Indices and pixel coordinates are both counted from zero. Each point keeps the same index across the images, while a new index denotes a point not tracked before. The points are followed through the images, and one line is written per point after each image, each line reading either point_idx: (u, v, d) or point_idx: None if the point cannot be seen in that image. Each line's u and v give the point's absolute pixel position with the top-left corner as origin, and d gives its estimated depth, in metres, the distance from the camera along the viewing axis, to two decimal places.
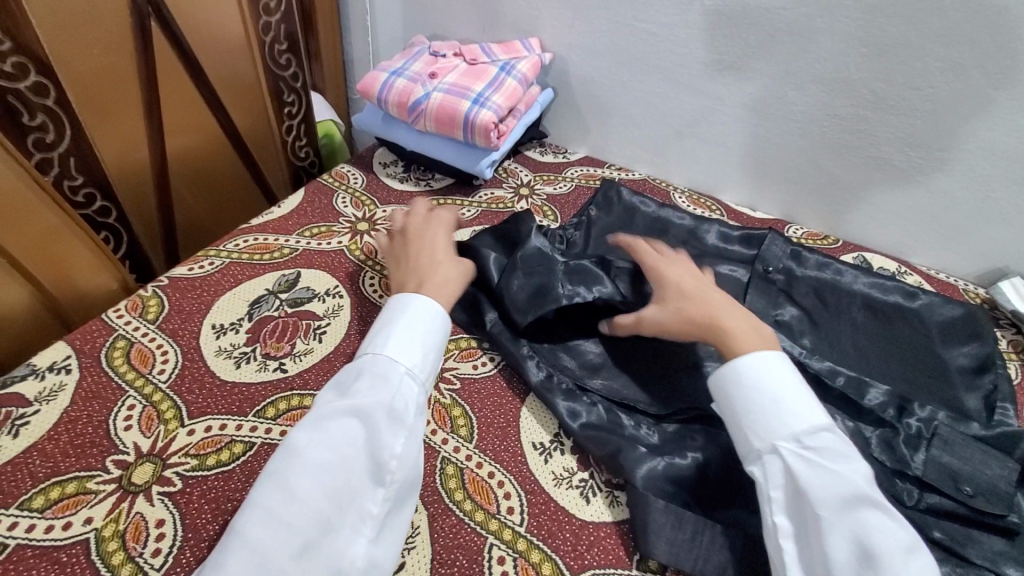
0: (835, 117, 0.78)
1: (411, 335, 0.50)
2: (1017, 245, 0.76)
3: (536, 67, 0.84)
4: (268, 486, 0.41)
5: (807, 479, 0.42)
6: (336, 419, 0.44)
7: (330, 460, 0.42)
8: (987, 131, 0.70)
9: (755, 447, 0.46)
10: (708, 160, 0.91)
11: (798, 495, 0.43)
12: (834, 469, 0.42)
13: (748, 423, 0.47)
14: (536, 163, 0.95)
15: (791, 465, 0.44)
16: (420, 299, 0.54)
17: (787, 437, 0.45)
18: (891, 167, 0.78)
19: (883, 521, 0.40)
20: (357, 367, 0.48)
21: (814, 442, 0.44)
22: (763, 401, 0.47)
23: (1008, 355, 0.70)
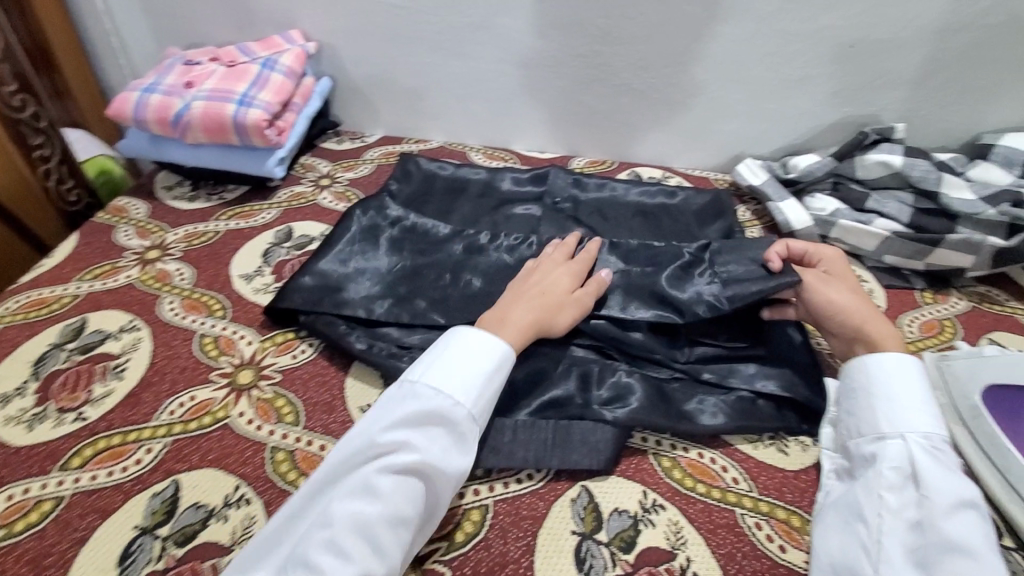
0: (579, 56, 0.88)
1: (498, 369, 0.51)
2: (742, 133, 0.93)
3: (300, 58, 0.85)
4: (317, 550, 0.42)
5: (931, 476, 0.45)
6: (400, 473, 0.45)
7: (390, 517, 0.43)
8: (691, 45, 0.84)
9: (883, 428, 0.49)
10: (493, 117, 0.99)
11: (915, 486, 0.45)
12: (953, 472, 0.46)
13: (880, 407, 0.50)
14: (334, 153, 0.96)
15: (916, 454, 0.47)
16: (482, 334, 0.52)
17: (919, 432, 0.48)
18: (635, 90, 0.91)
19: (979, 526, 0.44)
20: (422, 404, 0.48)
21: (942, 447, 0.48)
22: (898, 394, 0.50)
23: (751, 223, 0.84)
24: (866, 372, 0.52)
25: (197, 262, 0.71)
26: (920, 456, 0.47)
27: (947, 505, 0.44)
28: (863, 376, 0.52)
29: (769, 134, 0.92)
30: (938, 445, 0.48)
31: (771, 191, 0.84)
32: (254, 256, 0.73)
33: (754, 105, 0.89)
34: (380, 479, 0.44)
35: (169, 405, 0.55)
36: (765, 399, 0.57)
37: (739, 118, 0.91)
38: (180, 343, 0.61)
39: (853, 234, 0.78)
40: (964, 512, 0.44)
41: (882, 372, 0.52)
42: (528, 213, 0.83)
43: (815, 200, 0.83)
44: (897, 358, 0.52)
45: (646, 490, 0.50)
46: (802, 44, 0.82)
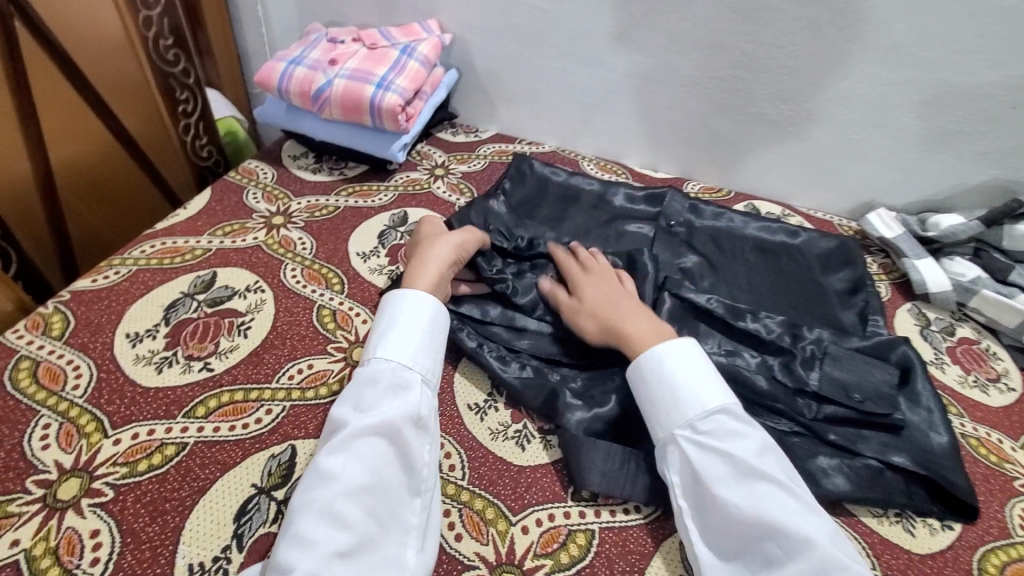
0: (716, 79, 0.85)
1: (431, 321, 0.54)
2: (876, 181, 0.87)
3: (437, 48, 0.86)
4: (312, 523, 0.42)
5: (707, 464, 0.46)
6: (365, 437, 0.45)
7: (360, 480, 0.44)
8: (841, 82, 0.80)
9: (659, 437, 0.49)
10: (610, 129, 0.97)
11: (694, 480, 0.46)
12: (721, 447, 0.46)
13: (651, 414, 0.50)
14: (448, 144, 0.97)
15: (688, 453, 0.47)
16: (407, 296, 0.55)
17: (685, 424, 0.48)
18: (768, 121, 0.87)
19: (774, 494, 0.43)
20: (371, 376, 0.50)
21: (711, 423, 0.48)
22: (670, 393, 0.50)
23: (879, 277, 0.79)
24: (636, 374, 0.53)
25: (318, 234, 0.73)
26: (691, 448, 0.47)
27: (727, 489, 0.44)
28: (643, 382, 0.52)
29: (907, 187, 0.86)
30: (710, 420, 0.48)
31: (906, 247, 0.79)
32: (372, 236, 0.74)
33: (896, 154, 0.84)
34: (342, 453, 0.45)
35: (289, 370, 0.56)
36: (895, 471, 0.55)
37: (877, 164, 0.86)
38: (300, 311, 0.62)
39: (995, 306, 0.72)
40: (752, 483, 0.44)
41: (655, 365, 0.52)
42: (641, 232, 0.81)
43: (955, 263, 0.77)
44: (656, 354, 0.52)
45: None
46: (966, 96, 0.76)
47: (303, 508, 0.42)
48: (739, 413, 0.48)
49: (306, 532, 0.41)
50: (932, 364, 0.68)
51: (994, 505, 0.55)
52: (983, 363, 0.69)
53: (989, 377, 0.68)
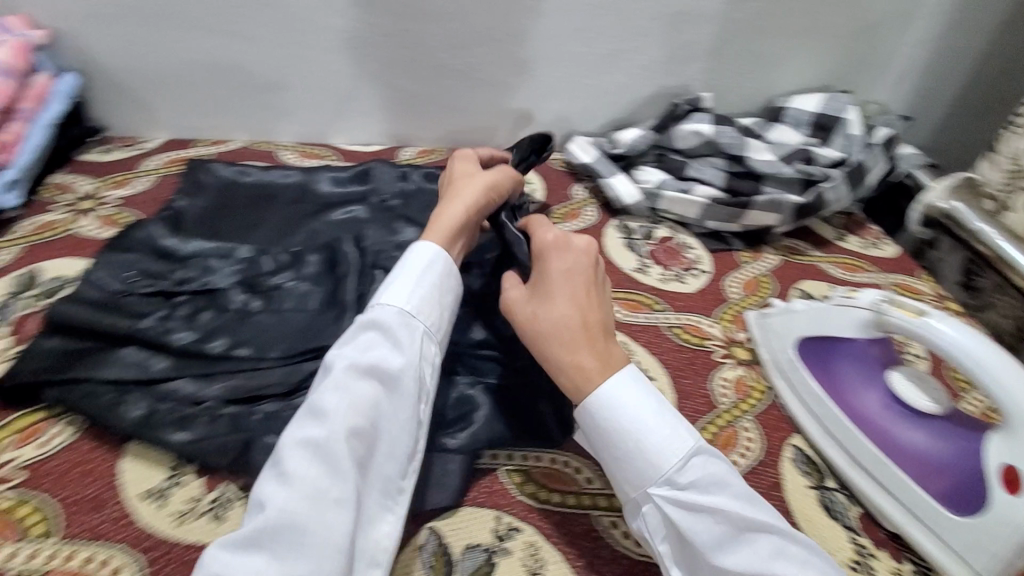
0: (387, 35, 0.80)
1: (440, 274, 0.52)
2: (569, 111, 0.91)
3: (22, 50, 0.69)
4: (269, 490, 0.41)
5: (696, 526, 0.42)
6: (356, 378, 0.45)
7: (355, 423, 0.43)
8: (500, 20, 0.80)
9: (637, 497, 0.45)
10: (301, 110, 0.86)
11: (684, 541, 0.43)
12: (714, 503, 0.42)
13: (623, 473, 0.46)
14: (102, 167, 0.77)
15: (671, 513, 0.44)
16: (416, 246, 0.54)
17: (660, 482, 0.44)
18: (454, 71, 0.84)
19: (773, 542, 0.42)
20: (372, 322, 0.48)
21: (687, 476, 0.44)
22: (633, 442, 0.45)
23: (588, 201, 0.84)
24: (596, 422, 0.47)
25: None
26: (673, 511, 0.43)
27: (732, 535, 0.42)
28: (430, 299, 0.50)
29: (595, 112, 0.92)
30: (688, 470, 0.44)
31: (602, 168, 0.85)
32: None
33: (575, 82, 0.88)
34: (333, 394, 0.44)
35: None
36: None
37: (564, 96, 0.90)
38: None
39: (678, 204, 0.80)
40: (707, 522, 0.42)
41: (605, 408, 0.46)
42: (351, 217, 0.74)
43: (642, 172, 0.85)
44: (609, 400, 0.46)
45: (499, 514, 0.47)
46: (608, 18, 0.82)
47: (257, 496, 0.41)
48: (711, 453, 0.45)
49: (286, 474, 0.41)
50: (637, 271, 0.74)
51: (700, 383, 0.61)
52: (678, 257, 0.77)
53: (684, 268, 0.76)
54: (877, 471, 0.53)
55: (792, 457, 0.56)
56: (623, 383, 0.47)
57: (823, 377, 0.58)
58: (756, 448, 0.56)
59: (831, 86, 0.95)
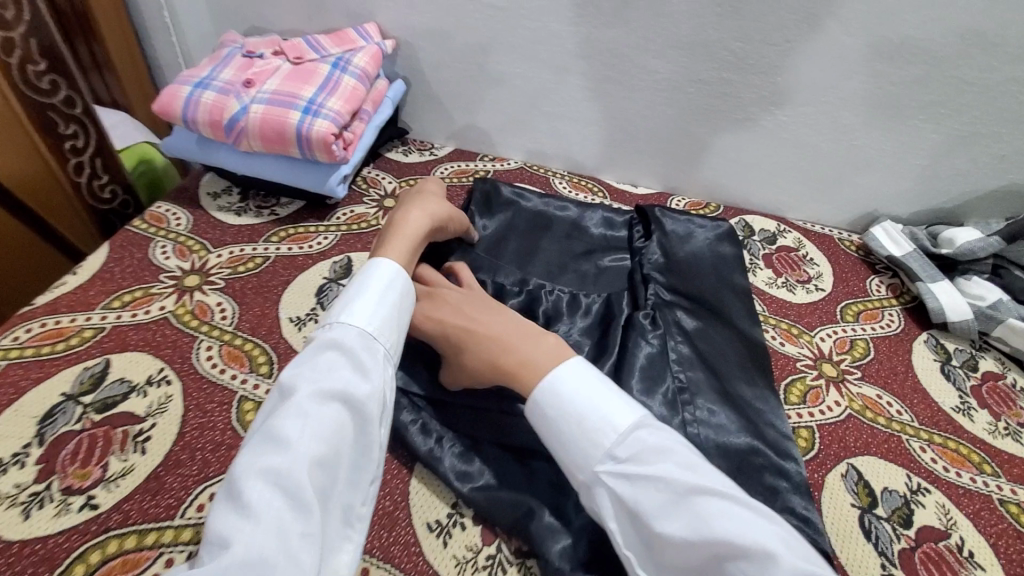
0: (701, 82, 0.74)
1: (393, 293, 0.49)
2: (879, 190, 0.78)
3: (377, 58, 0.73)
4: (233, 525, 0.35)
5: (637, 494, 0.39)
6: (325, 403, 0.41)
7: (321, 449, 0.39)
8: (839, 82, 0.70)
9: (581, 480, 0.42)
10: (581, 141, 0.86)
11: (633, 519, 0.39)
12: (653, 469, 0.39)
13: (568, 457, 0.43)
14: (400, 166, 0.84)
15: (620, 492, 0.40)
16: (377, 266, 0.51)
17: (603, 458, 0.42)
18: (759, 127, 0.77)
19: (724, 505, 0.38)
20: (330, 343, 0.44)
21: (629, 448, 0.41)
22: (579, 420, 0.43)
23: (889, 301, 0.71)
24: (537, 414, 0.45)
25: (242, 297, 0.61)
26: (619, 485, 0.40)
27: (668, 501, 0.38)
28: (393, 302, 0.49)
29: (913, 196, 0.78)
30: (628, 442, 0.41)
31: (918, 268, 0.71)
32: (308, 294, 0.62)
33: (903, 160, 0.75)
34: (294, 421, 0.39)
35: (199, 497, 0.45)
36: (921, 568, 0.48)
37: (881, 172, 0.76)
38: (215, 408, 0.50)
39: (1022, 336, 0.64)
40: (648, 487, 0.39)
41: (551, 394, 0.45)
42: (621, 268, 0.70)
43: (972, 284, 0.69)
44: (551, 383, 0.45)
45: None
46: (980, 95, 0.67)
47: (214, 534, 0.35)
48: (656, 425, 0.42)
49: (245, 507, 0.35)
50: (959, 412, 0.60)
51: None
52: (1012, 404, 0.61)
53: (1021, 422, 0.60)
54: None
55: None
56: (577, 368, 0.46)
57: None
58: None
59: None
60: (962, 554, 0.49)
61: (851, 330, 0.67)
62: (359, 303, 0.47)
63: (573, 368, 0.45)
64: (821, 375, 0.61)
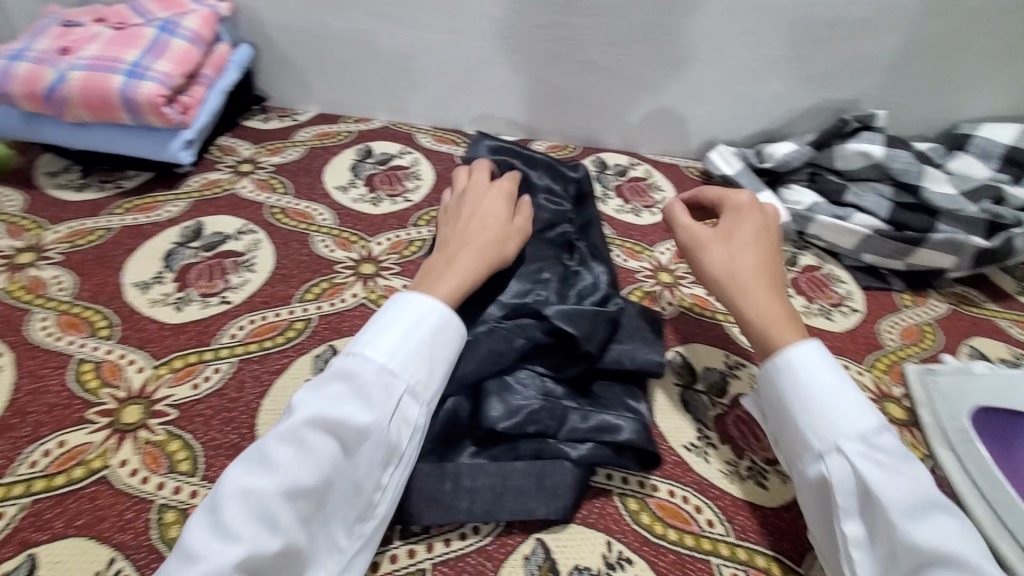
0: (538, 26, 0.78)
1: (431, 332, 0.46)
2: (713, 118, 0.86)
3: (210, 21, 0.72)
4: (204, 542, 0.36)
5: (887, 485, 0.40)
6: (319, 436, 0.40)
7: (300, 484, 0.38)
8: (659, 17, 0.76)
9: (814, 448, 0.43)
10: (440, 95, 0.88)
11: (872, 507, 0.40)
12: (909, 479, 0.40)
13: (804, 426, 0.44)
14: (258, 133, 0.83)
15: (858, 472, 0.41)
16: (418, 296, 0.48)
17: (852, 438, 0.42)
18: (599, 67, 0.82)
19: (953, 525, 0.39)
20: (349, 368, 0.43)
21: (885, 444, 0.42)
22: (816, 400, 0.44)
23: None
24: (781, 381, 0.47)
25: (81, 268, 0.59)
26: (874, 474, 0.41)
27: (909, 513, 0.39)
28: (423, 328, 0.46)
29: (742, 121, 0.85)
30: (880, 441, 0.42)
31: (745, 182, 0.78)
32: (154, 259, 0.61)
33: (727, 87, 0.82)
34: (290, 448, 0.39)
35: (33, 454, 0.45)
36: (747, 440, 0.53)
37: (711, 101, 0.84)
38: (50, 373, 0.50)
39: (830, 231, 0.72)
40: (903, 480, 0.40)
41: (795, 371, 0.46)
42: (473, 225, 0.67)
43: (791, 192, 0.77)
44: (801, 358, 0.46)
45: (611, 541, 0.44)
46: (779, 21, 0.75)
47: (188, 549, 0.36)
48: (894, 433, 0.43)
49: (238, 518, 0.36)
50: None
51: None
52: (825, 289, 0.69)
53: (831, 303, 0.68)
54: None
55: None
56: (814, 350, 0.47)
57: (1006, 463, 0.49)
58: None
59: None
60: None
61: None
62: (388, 335, 0.45)
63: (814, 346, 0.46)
64: (657, 282, 0.67)
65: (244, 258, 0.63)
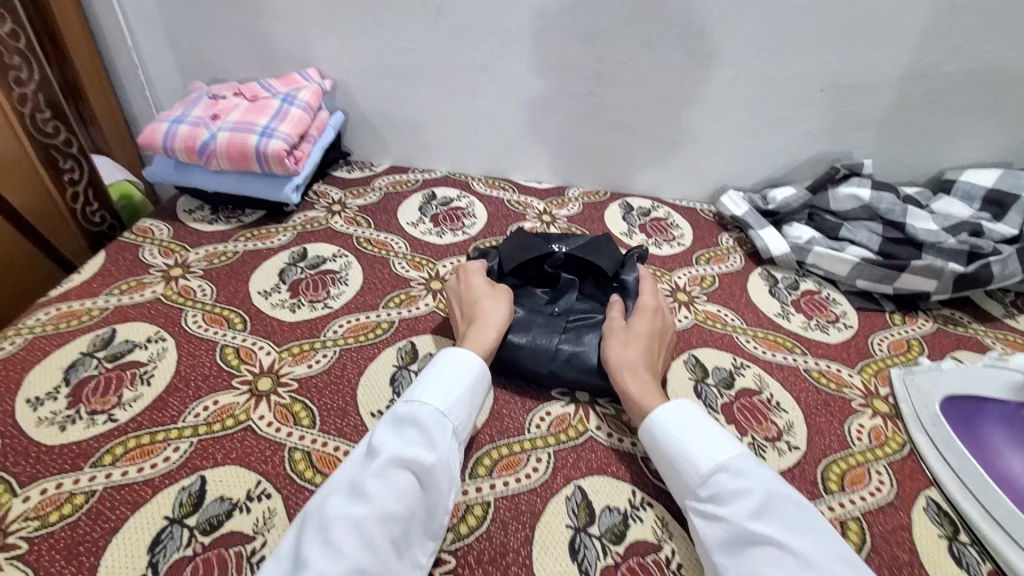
0: (575, 95, 0.95)
1: (472, 376, 0.57)
2: (723, 168, 1.00)
3: (318, 94, 0.92)
4: (314, 553, 0.43)
5: (710, 527, 0.48)
6: (395, 468, 0.49)
7: (387, 507, 0.47)
8: (675, 85, 0.91)
9: (681, 499, 0.52)
10: (493, 149, 1.05)
11: (704, 546, 0.48)
12: (726, 513, 0.47)
13: (669, 477, 0.53)
14: (344, 181, 1.02)
15: (698, 515, 0.49)
16: (454, 349, 0.60)
17: (692, 492, 0.50)
18: (625, 126, 0.98)
19: (771, 554, 0.44)
20: (411, 415, 0.53)
21: (710, 488, 0.49)
22: (671, 455, 0.53)
23: (734, 250, 0.91)
24: (648, 438, 0.55)
25: (218, 280, 0.76)
26: (703, 524, 0.48)
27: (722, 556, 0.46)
28: (454, 367, 0.57)
29: (749, 170, 1.00)
30: (709, 484, 0.49)
31: (752, 221, 0.91)
32: (272, 274, 0.78)
33: (735, 143, 0.97)
34: (376, 478, 0.48)
35: (195, 409, 0.59)
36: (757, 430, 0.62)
37: (722, 153, 0.99)
38: (203, 354, 0.65)
39: (826, 260, 0.84)
40: (718, 524, 0.47)
41: (656, 431, 0.54)
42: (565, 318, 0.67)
43: (793, 228, 0.89)
44: (657, 418, 0.55)
45: (635, 489, 0.55)
46: (776, 87, 0.89)
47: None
48: (734, 471, 0.49)
49: (337, 543, 0.44)
50: (779, 316, 0.78)
51: (834, 423, 0.64)
52: (823, 309, 0.80)
53: (828, 319, 0.79)
54: (989, 501, 0.55)
55: (925, 507, 0.57)
56: (678, 408, 0.55)
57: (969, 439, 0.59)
58: (887, 490, 0.58)
59: (1009, 164, 0.93)
60: (770, 404, 0.65)
61: (703, 269, 0.86)
62: (446, 378, 0.56)
63: (674, 407, 0.55)
64: (676, 300, 0.79)
65: (340, 275, 0.79)
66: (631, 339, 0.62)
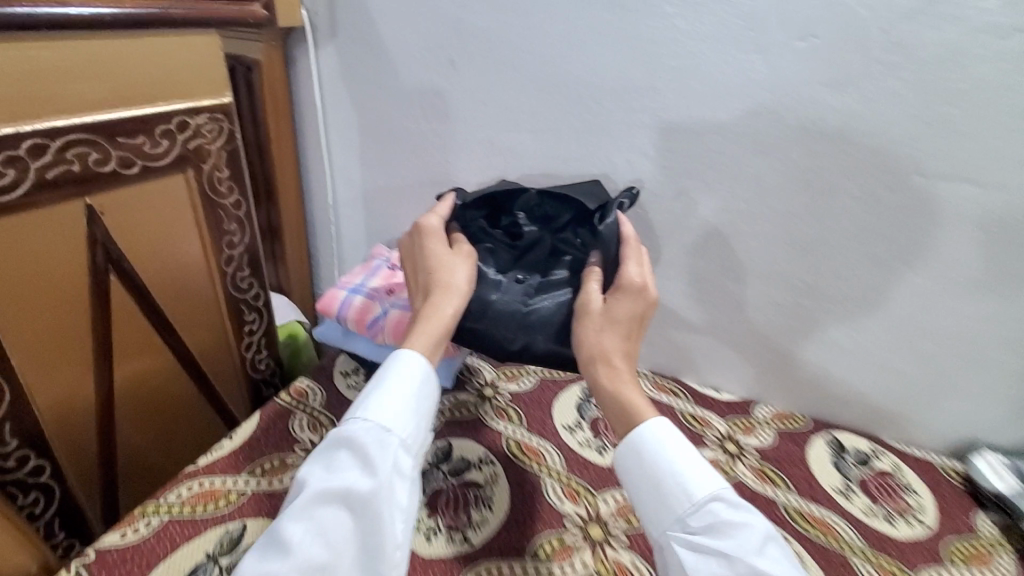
0: (778, 305, 0.81)
1: (419, 391, 0.60)
2: (971, 419, 0.79)
3: None
4: None
5: (698, 564, 0.50)
6: (323, 507, 0.51)
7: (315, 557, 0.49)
8: (915, 314, 0.75)
9: (657, 536, 0.54)
10: (666, 346, 0.92)
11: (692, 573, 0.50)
12: (721, 547, 0.49)
13: (647, 508, 0.56)
14: None
15: (684, 553, 0.51)
16: (408, 355, 0.62)
17: (676, 522, 0.53)
18: (838, 348, 0.81)
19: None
20: (354, 438, 0.54)
21: (703, 519, 0.52)
22: (659, 471, 0.55)
23: (1001, 544, 0.70)
24: (630, 458, 0.58)
25: None
26: (688, 554, 0.51)
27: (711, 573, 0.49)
28: (400, 377, 0.60)
29: (1008, 427, 0.77)
30: (703, 516, 0.52)
31: None
32: None
33: (991, 391, 0.76)
34: (302, 524, 0.50)
35: None
36: None
37: (972, 401, 0.78)
38: None
39: None
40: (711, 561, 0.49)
41: (638, 443, 0.58)
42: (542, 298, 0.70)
43: None
44: (644, 432, 0.58)
45: None
46: None
47: None
48: (729, 501, 0.53)
49: None
50: None
51: None
52: None
53: None
54: None
55: None
56: (660, 425, 0.58)
57: None
58: None
59: None
60: None
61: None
62: (373, 402, 0.57)
63: (661, 425, 0.58)
64: None
65: (484, 492, 0.69)
66: (607, 323, 0.66)
